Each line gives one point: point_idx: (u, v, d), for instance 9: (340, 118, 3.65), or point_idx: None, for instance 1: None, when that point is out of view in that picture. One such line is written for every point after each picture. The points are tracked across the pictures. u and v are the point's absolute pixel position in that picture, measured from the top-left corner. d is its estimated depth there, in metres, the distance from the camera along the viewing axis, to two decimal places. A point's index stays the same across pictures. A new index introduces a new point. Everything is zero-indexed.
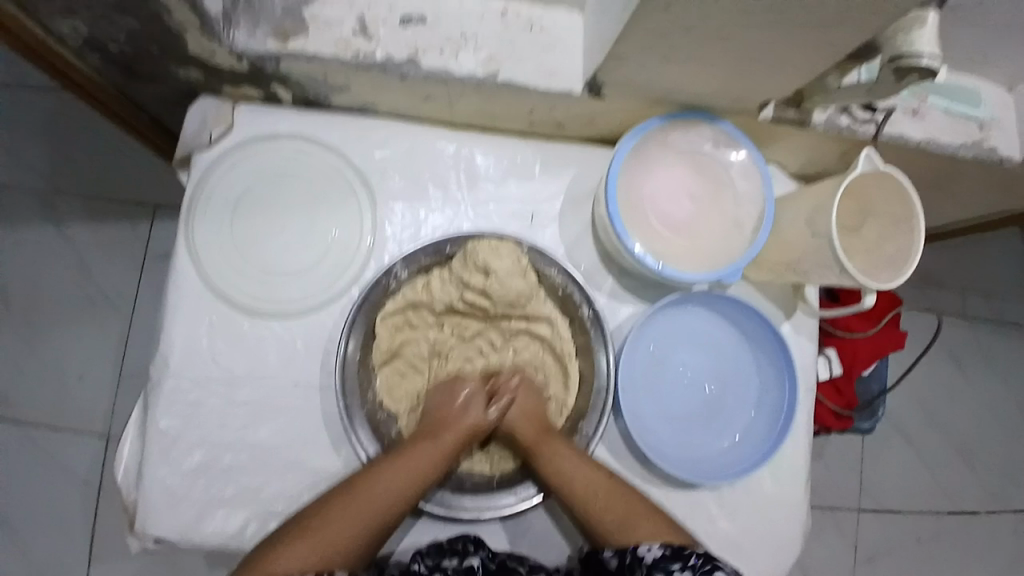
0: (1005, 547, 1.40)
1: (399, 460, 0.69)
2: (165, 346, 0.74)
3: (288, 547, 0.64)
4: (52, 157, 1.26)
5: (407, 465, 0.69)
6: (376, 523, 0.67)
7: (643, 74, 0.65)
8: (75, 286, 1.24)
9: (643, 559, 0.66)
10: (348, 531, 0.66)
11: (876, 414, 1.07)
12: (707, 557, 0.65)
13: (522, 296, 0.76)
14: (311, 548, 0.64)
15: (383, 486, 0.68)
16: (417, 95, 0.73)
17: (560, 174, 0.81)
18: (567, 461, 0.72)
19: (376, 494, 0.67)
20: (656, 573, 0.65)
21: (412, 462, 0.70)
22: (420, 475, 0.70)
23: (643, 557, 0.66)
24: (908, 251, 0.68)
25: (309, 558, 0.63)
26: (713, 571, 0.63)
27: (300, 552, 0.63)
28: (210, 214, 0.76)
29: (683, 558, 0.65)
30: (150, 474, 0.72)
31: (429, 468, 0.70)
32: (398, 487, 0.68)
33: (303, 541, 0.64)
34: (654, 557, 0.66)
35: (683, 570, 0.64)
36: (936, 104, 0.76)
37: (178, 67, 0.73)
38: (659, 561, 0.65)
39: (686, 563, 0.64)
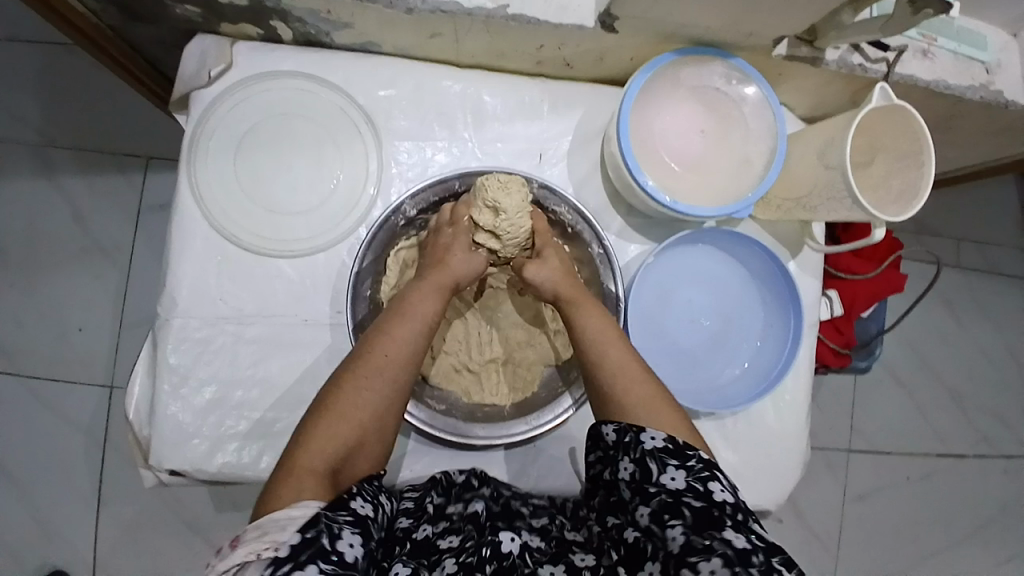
0: (985, 485, 1.46)
1: (398, 312, 0.65)
2: (175, 287, 0.74)
3: (309, 442, 0.56)
4: (43, 106, 1.23)
5: (406, 314, 0.65)
6: (392, 385, 0.61)
7: (656, 8, 0.64)
8: (71, 236, 1.23)
9: (641, 442, 0.59)
10: (363, 406, 0.59)
11: (874, 353, 1.10)
12: (709, 465, 0.57)
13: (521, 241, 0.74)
14: (329, 436, 0.57)
15: (385, 342, 0.63)
16: (423, 30, 0.71)
17: (568, 114, 0.80)
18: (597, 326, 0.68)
19: (379, 355, 0.62)
20: (649, 462, 0.58)
21: (413, 310, 0.66)
22: (425, 323, 0.66)
23: (643, 441, 0.59)
24: (918, 183, 0.67)
25: (332, 442, 0.57)
26: (710, 480, 0.56)
27: (324, 440, 0.56)
28: (214, 154, 0.75)
29: (682, 456, 0.58)
30: (161, 411, 0.73)
31: (430, 313, 0.66)
32: (409, 337, 0.64)
33: (321, 426, 0.57)
34: (653, 445, 0.58)
35: (677, 468, 0.57)
36: (944, 45, 0.75)
37: (174, 3, 0.71)
38: (655, 451, 0.58)
39: (684, 462, 0.57)
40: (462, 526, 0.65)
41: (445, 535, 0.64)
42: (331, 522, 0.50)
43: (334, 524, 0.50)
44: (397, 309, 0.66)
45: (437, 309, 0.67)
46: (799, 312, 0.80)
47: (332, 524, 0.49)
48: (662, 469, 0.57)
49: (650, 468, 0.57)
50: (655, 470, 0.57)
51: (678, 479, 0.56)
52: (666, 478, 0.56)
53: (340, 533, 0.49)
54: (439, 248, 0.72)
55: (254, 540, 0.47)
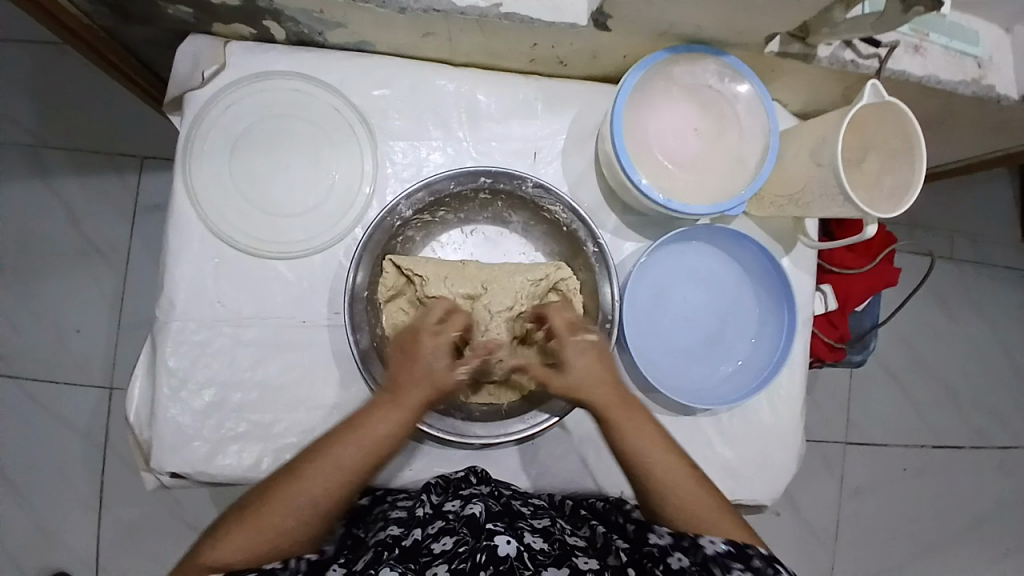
0: (979, 476, 1.47)
1: (349, 440, 0.64)
2: (172, 291, 0.74)
3: (223, 538, 0.62)
4: (35, 106, 1.22)
5: (357, 443, 0.64)
6: (314, 509, 0.63)
7: (650, 6, 0.64)
8: (68, 239, 1.23)
9: (702, 548, 0.63)
10: (283, 521, 0.62)
11: (869, 346, 1.11)
12: (769, 562, 0.62)
13: (513, 302, 0.75)
14: (244, 541, 0.62)
15: (323, 468, 0.64)
16: (416, 30, 0.72)
17: (562, 112, 0.81)
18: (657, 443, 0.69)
19: (314, 479, 0.63)
20: (714, 566, 0.62)
21: (362, 438, 0.64)
22: (368, 455, 0.64)
23: (704, 547, 0.63)
24: (910, 180, 0.68)
25: (244, 547, 0.61)
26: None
27: (238, 543, 0.62)
28: (209, 155, 0.75)
29: (744, 558, 0.62)
30: (161, 414, 0.73)
31: (379, 445, 0.65)
32: (345, 466, 0.64)
33: (242, 527, 0.62)
34: (715, 551, 0.63)
35: (744, 571, 0.61)
36: (936, 40, 0.75)
37: (168, 4, 0.71)
38: (718, 556, 0.63)
39: (748, 564, 0.62)
40: (457, 526, 0.64)
41: (439, 538, 0.62)
42: None
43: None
44: (348, 433, 0.65)
45: (391, 439, 0.65)
46: (792, 310, 0.81)
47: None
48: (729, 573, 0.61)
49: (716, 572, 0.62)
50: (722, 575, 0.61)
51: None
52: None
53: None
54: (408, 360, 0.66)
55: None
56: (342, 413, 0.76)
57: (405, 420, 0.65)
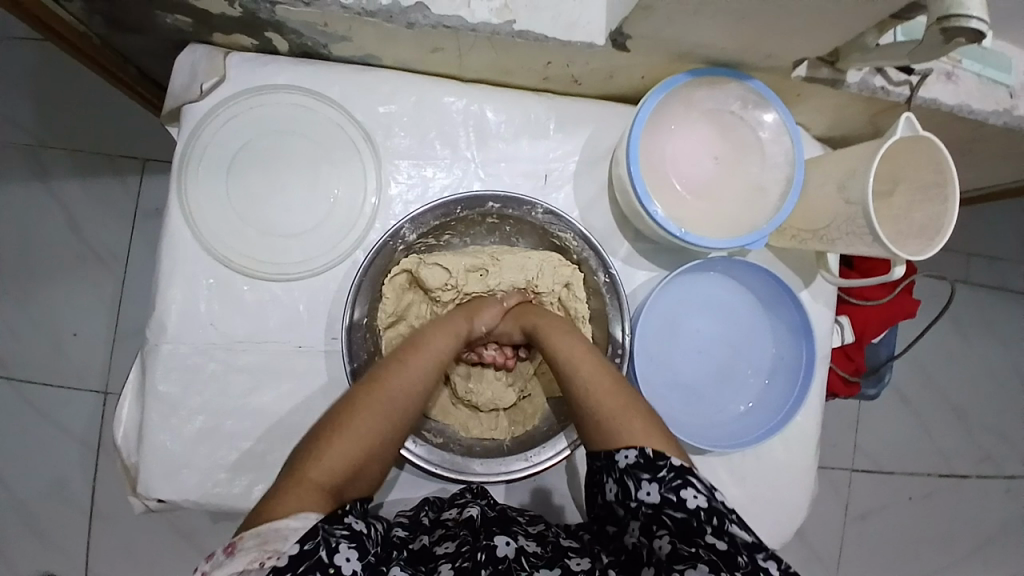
0: (994, 506, 1.43)
1: (415, 353, 0.65)
2: (164, 312, 0.71)
3: (317, 456, 0.57)
4: (35, 107, 1.20)
5: (417, 352, 0.66)
6: (395, 418, 0.61)
7: (672, 28, 0.60)
8: (66, 241, 1.20)
9: (614, 462, 0.61)
10: (373, 429, 0.60)
11: (883, 379, 1.07)
12: (680, 472, 0.58)
13: (529, 277, 0.75)
14: (340, 455, 0.57)
15: (396, 374, 0.63)
16: (424, 45, 0.68)
17: (575, 133, 0.77)
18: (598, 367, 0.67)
19: (391, 383, 0.62)
20: (625, 480, 0.59)
21: (425, 353, 0.66)
22: (432, 364, 0.66)
23: (617, 460, 0.60)
24: (941, 219, 0.64)
25: (340, 461, 0.57)
26: (682, 488, 0.58)
27: (334, 457, 0.57)
28: (205, 170, 0.72)
29: (655, 469, 0.59)
30: (149, 439, 0.70)
31: (441, 356, 0.67)
32: (416, 371, 0.64)
33: (332, 444, 0.58)
34: (627, 463, 0.60)
35: (651, 482, 0.58)
36: (968, 67, 0.71)
37: (164, 13, 0.68)
38: (630, 468, 0.59)
39: (656, 475, 0.59)
40: (458, 532, 0.64)
41: (441, 543, 0.63)
42: (329, 534, 0.52)
43: (332, 536, 0.51)
44: (406, 350, 0.66)
45: (447, 351, 0.68)
46: (811, 336, 0.77)
47: (330, 536, 0.51)
48: (638, 485, 0.59)
49: (629, 485, 0.59)
50: (631, 487, 0.59)
51: (653, 492, 0.58)
52: (642, 493, 0.58)
53: (337, 546, 0.51)
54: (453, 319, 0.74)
55: (254, 550, 0.49)
56: None
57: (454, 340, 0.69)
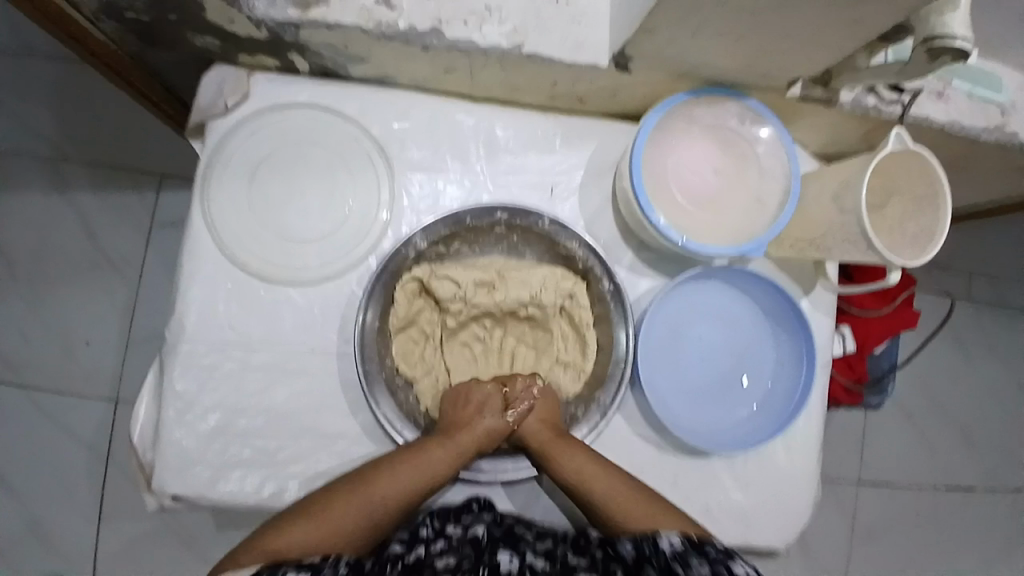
0: (994, 522, 1.43)
1: (412, 463, 0.70)
2: (184, 315, 0.74)
3: (295, 527, 0.65)
4: (60, 122, 1.24)
5: (417, 464, 0.70)
6: (379, 517, 0.68)
7: (673, 48, 0.64)
8: (85, 252, 1.24)
9: (660, 550, 0.64)
10: (350, 521, 0.67)
11: (886, 389, 1.10)
12: (727, 552, 0.63)
13: (532, 293, 0.76)
14: (312, 534, 0.64)
15: (390, 482, 0.69)
16: (438, 66, 0.72)
17: (579, 148, 0.81)
18: (595, 477, 0.71)
19: (383, 490, 0.68)
20: (674, 566, 0.63)
21: (423, 463, 0.70)
22: (426, 479, 0.70)
23: (662, 547, 0.64)
24: (934, 226, 0.67)
25: (311, 540, 0.64)
26: (733, 564, 0.61)
27: (307, 533, 0.64)
28: (230, 180, 0.76)
29: (702, 551, 0.63)
30: (165, 437, 0.73)
31: (436, 473, 0.70)
32: (406, 482, 0.69)
33: (313, 521, 0.65)
34: (672, 550, 0.64)
35: (702, 563, 0.62)
36: (960, 86, 0.74)
37: (194, 34, 0.72)
38: (676, 553, 0.63)
39: (705, 556, 0.62)
40: (461, 546, 0.68)
41: (442, 556, 0.67)
42: (280, 573, 0.58)
43: (277, 573, 0.58)
44: (409, 455, 0.70)
45: (445, 466, 0.71)
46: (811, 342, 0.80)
47: (275, 574, 0.58)
48: (689, 570, 0.61)
49: (677, 571, 0.62)
50: (682, 573, 0.62)
51: (705, 573, 0.61)
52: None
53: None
54: (462, 399, 0.76)
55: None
56: (349, 443, 0.76)
57: (459, 455, 0.72)
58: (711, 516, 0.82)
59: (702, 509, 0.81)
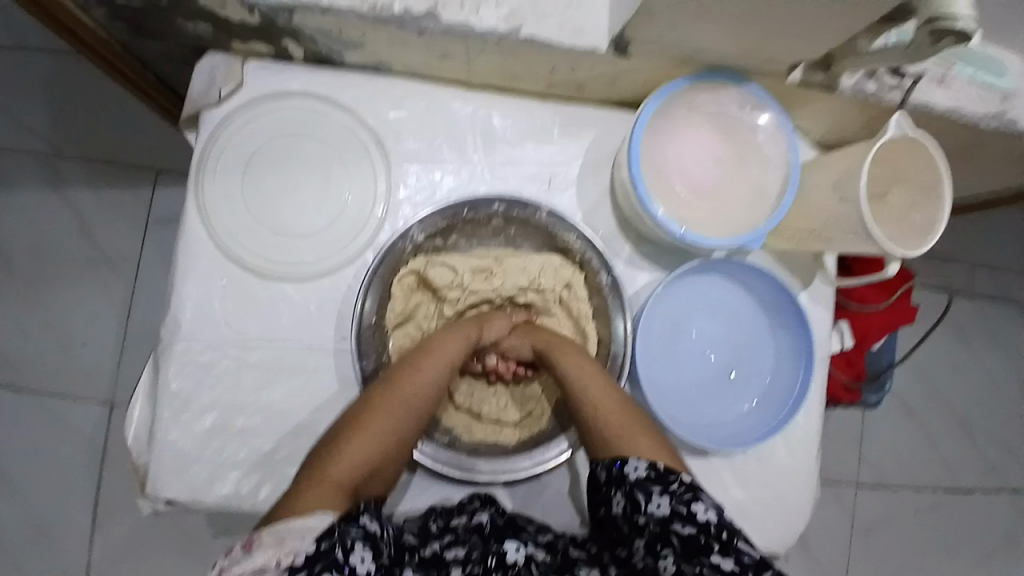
0: (998, 519, 1.42)
1: (425, 352, 0.69)
2: (178, 311, 0.72)
3: (337, 453, 0.62)
4: (47, 119, 1.22)
5: (432, 353, 0.70)
6: (410, 415, 0.66)
7: (674, 32, 0.63)
8: (75, 251, 1.22)
9: (625, 475, 0.63)
10: (388, 431, 0.64)
11: (885, 386, 1.09)
12: (691, 487, 0.61)
13: (530, 276, 0.77)
14: (357, 450, 0.62)
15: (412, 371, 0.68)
16: (434, 52, 0.71)
17: (578, 139, 0.79)
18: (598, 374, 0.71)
19: (407, 383, 0.67)
20: (637, 493, 0.62)
21: (438, 351, 0.70)
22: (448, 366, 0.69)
23: (627, 474, 0.63)
24: (936, 213, 0.67)
25: (359, 459, 0.62)
26: (693, 502, 0.60)
27: (352, 453, 0.62)
28: (222, 171, 0.74)
29: (665, 482, 0.62)
30: (159, 437, 0.71)
31: (454, 357, 0.70)
32: (431, 373, 0.68)
33: (355, 439, 0.63)
34: (637, 476, 0.63)
35: (662, 495, 0.61)
36: (961, 71, 0.73)
37: (184, 21, 0.70)
38: (641, 482, 0.62)
39: (667, 488, 0.61)
40: (467, 537, 0.66)
41: (450, 547, 0.64)
42: (345, 532, 0.54)
43: (346, 536, 0.54)
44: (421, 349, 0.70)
45: (460, 353, 0.71)
46: (810, 337, 0.79)
47: (346, 533, 0.54)
48: (649, 498, 0.62)
49: (638, 499, 0.62)
50: (642, 500, 0.62)
51: (663, 506, 0.61)
52: (653, 506, 0.61)
53: (352, 546, 0.53)
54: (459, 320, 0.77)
55: (273, 546, 0.51)
56: None
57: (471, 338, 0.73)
58: None
59: None
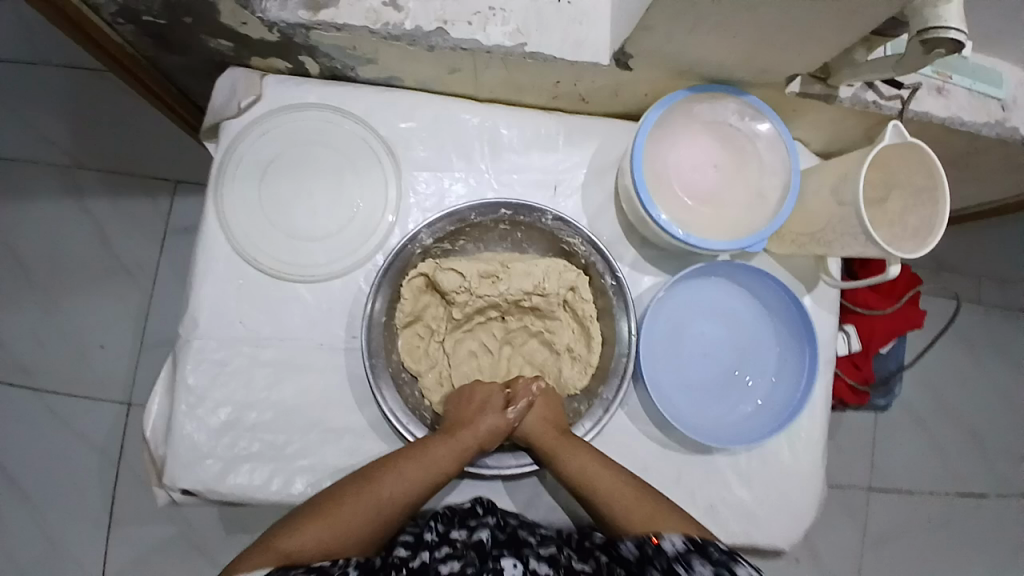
0: (1008, 528, 1.41)
1: (414, 459, 0.71)
2: (196, 311, 0.76)
3: (298, 530, 0.65)
4: (75, 130, 1.27)
5: (420, 461, 0.71)
6: (379, 515, 0.69)
7: (671, 45, 0.65)
8: (100, 256, 1.27)
9: (663, 548, 0.65)
10: (356, 524, 0.67)
11: (892, 390, 1.10)
12: (730, 554, 0.63)
13: (536, 281, 0.77)
14: (318, 536, 0.65)
15: (394, 479, 0.70)
16: (443, 66, 0.74)
17: (582, 147, 0.82)
18: (590, 481, 0.72)
19: (384, 488, 0.69)
20: (676, 566, 0.63)
21: (427, 459, 0.71)
22: (433, 476, 0.71)
23: (665, 547, 0.65)
24: (933, 220, 0.67)
25: (316, 543, 0.65)
26: (736, 566, 0.61)
27: (311, 536, 0.65)
28: (239, 179, 0.78)
29: (704, 552, 0.63)
30: (176, 431, 0.74)
31: (439, 469, 0.71)
32: (410, 481, 0.70)
33: (319, 525, 0.66)
34: (676, 549, 0.65)
35: (703, 563, 0.62)
36: (959, 82, 0.75)
37: (208, 38, 0.74)
38: (678, 553, 0.64)
39: (708, 557, 0.63)
40: (465, 552, 0.68)
41: (446, 560, 0.67)
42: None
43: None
44: (411, 453, 0.71)
45: (448, 465, 0.72)
46: (812, 338, 0.80)
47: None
48: (690, 568, 0.62)
49: (679, 571, 0.63)
50: (683, 573, 0.62)
51: (707, 574, 0.61)
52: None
53: None
54: (464, 400, 0.77)
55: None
56: (355, 436, 0.77)
57: (466, 454, 0.73)
58: (717, 513, 0.82)
59: (707, 506, 0.81)
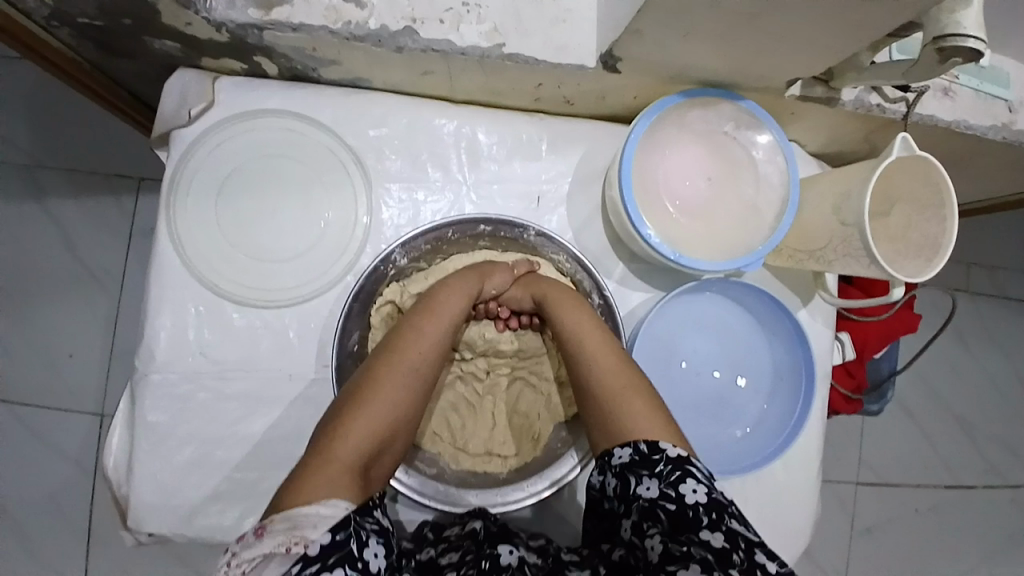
0: (999, 520, 1.41)
1: (426, 316, 0.66)
2: (152, 340, 0.70)
3: (338, 434, 0.56)
4: (24, 128, 1.19)
5: (435, 316, 0.67)
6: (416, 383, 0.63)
7: (663, 50, 0.59)
8: (61, 262, 1.19)
9: (613, 462, 0.59)
10: (395, 399, 0.61)
11: (886, 395, 1.05)
12: (678, 463, 0.56)
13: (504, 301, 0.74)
14: (363, 428, 0.57)
15: (417, 341, 0.64)
16: (413, 69, 0.68)
17: (567, 154, 0.76)
18: (588, 329, 0.67)
19: (408, 354, 0.63)
20: (628, 477, 0.57)
21: (441, 316, 0.67)
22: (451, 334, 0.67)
23: (615, 458, 0.59)
24: (941, 239, 0.63)
25: (364, 438, 0.57)
26: (682, 481, 0.55)
27: (358, 434, 0.57)
28: (194, 197, 0.71)
29: (651, 464, 0.57)
30: (139, 470, 0.69)
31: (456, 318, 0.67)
32: (434, 338, 0.65)
33: (358, 414, 0.58)
34: (623, 461, 0.58)
35: (650, 478, 0.56)
36: (966, 83, 0.70)
37: (153, 39, 0.67)
38: (629, 465, 0.58)
39: (655, 470, 0.56)
40: (462, 543, 0.62)
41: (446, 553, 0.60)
42: (360, 525, 0.49)
43: (361, 528, 0.49)
44: (420, 315, 0.66)
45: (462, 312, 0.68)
46: (810, 362, 0.76)
47: (360, 527, 0.49)
48: (639, 481, 0.57)
49: (630, 483, 0.57)
50: (632, 483, 0.57)
51: (653, 488, 0.56)
52: (643, 489, 0.56)
53: (365, 539, 0.49)
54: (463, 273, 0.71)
55: (283, 532, 0.47)
56: None
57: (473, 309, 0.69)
58: None
59: None
